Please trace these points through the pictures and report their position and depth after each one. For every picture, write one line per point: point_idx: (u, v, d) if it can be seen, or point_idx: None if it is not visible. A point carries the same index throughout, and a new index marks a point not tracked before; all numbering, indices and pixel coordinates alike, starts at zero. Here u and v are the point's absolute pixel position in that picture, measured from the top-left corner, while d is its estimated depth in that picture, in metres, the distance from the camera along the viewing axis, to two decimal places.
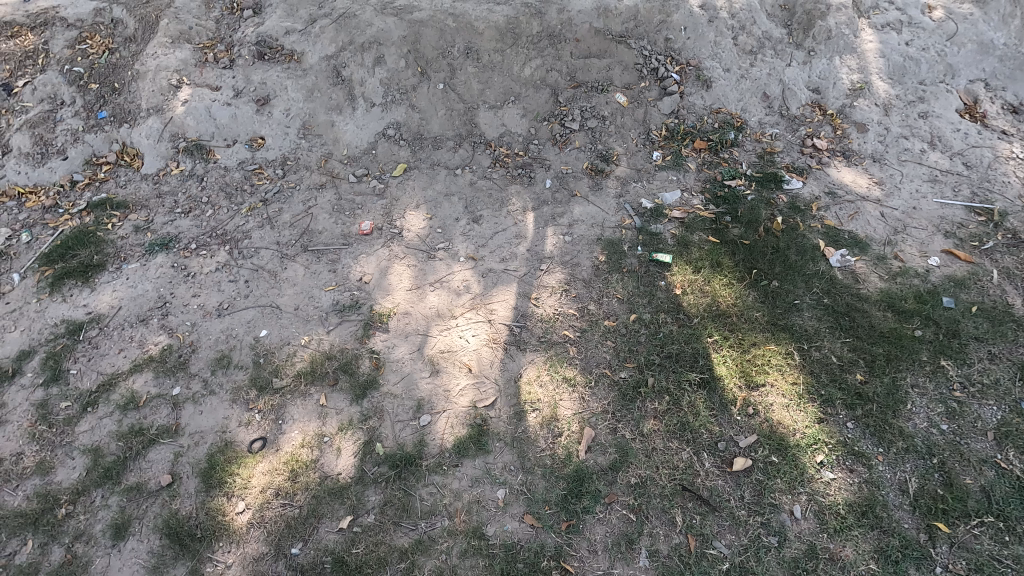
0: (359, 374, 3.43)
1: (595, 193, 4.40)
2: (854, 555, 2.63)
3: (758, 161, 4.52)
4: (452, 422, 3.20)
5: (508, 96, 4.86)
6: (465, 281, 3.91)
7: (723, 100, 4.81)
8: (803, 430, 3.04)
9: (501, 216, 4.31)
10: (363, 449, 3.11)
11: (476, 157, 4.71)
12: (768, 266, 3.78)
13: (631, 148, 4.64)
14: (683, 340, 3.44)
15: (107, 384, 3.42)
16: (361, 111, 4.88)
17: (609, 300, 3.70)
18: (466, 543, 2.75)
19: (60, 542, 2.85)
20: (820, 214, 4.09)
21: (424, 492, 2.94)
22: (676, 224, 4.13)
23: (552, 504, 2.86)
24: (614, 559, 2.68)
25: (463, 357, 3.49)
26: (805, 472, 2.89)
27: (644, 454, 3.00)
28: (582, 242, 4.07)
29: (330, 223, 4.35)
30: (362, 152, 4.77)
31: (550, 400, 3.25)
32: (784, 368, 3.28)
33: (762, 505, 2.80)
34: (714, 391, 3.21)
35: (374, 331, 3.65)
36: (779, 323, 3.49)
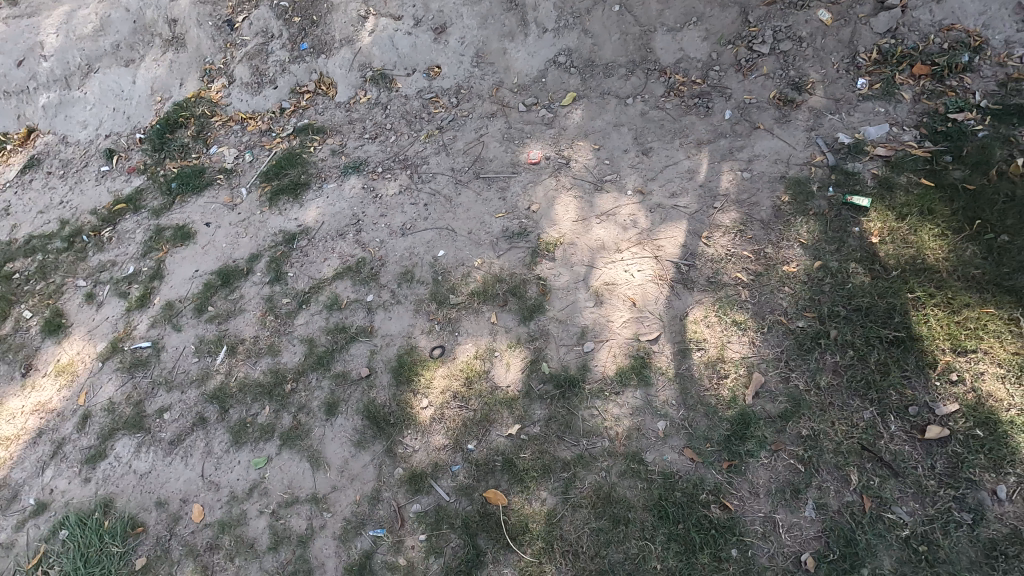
0: (526, 298, 3.64)
1: (781, 126, 4.01)
2: None
3: (998, 91, 3.75)
4: (615, 351, 3.30)
5: (690, 16, 4.50)
6: (633, 215, 3.87)
7: (959, 14, 3.99)
8: (1020, 407, 2.67)
9: (673, 148, 4.14)
10: (530, 367, 3.34)
11: (649, 85, 4.49)
12: (997, 217, 3.23)
13: (830, 75, 4.10)
14: (876, 294, 3.12)
15: (316, 287, 4.01)
16: (533, 37, 4.84)
17: (790, 244, 3.45)
18: (626, 465, 2.91)
19: (288, 411, 3.51)
20: None
21: (586, 413, 3.11)
22: (879, 163, 3.66)
23: (713, 442, 2.88)
24: (777, 504, 2.66)
25: (628, 290, 3.53)
26: (1017, 452, 2.57)
27: (819, 407, 2.86)
28: (763, 180, 3.79)
29: (501, 151, 4.50)
30: (532, 81, 4.79)
31: (717, 341, 3.20)
32: (1004, 336, 2.86)
33: (957, 479, 2.56)
34: (910, 351, 2.91)
35: (541, 259, 3.80)
36: (1004, 284, 3.00)
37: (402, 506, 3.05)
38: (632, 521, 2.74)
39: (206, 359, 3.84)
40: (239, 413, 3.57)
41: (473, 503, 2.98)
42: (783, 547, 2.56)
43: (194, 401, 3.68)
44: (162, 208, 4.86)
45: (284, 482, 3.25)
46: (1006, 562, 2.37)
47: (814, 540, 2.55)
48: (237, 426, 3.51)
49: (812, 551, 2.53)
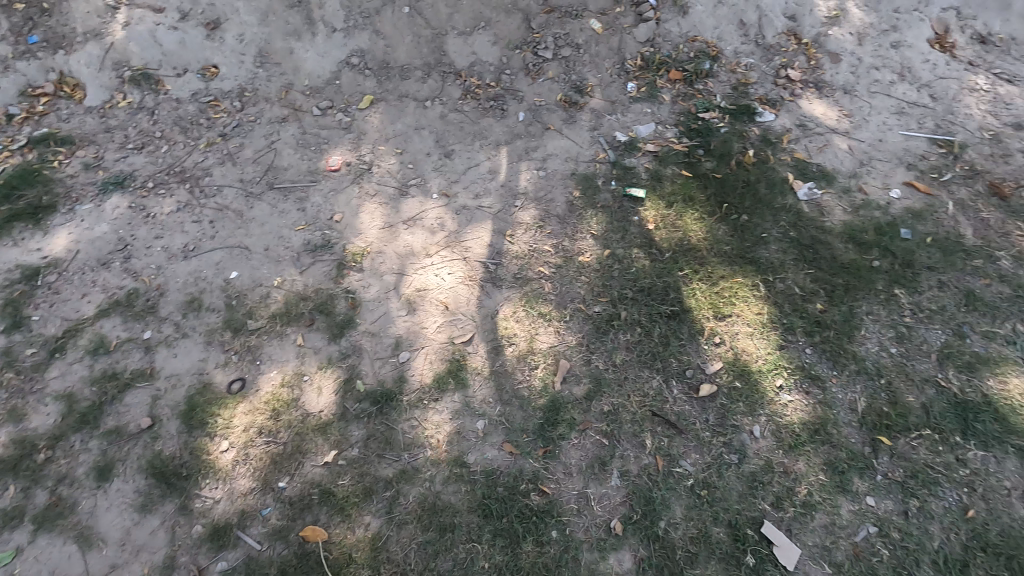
0: (335, 314, 3.44)
1: (569, 127, 4.32)
2: (806, 467, 2.86)
3: (732, 93, 4.46)
4: (431, 358, 3.27)
5: (479, 21, 4.63)
6: (439, 218, 3.87)
7: (699, 28, 4.68)
8: (765, 357, 3.20)
9: (474, 150, 4.22)
10: (344, 387, 3.16)
11: (446, 88, 4.52)
12: (738, 200, 3.84)
13: (606, 79, 4.52)
14: (655, 275, 3.52)
15: (73, 330, 3.35)
16: (321, 37, 4.57)
17: (583, 236, 3.73)
18: (448, 471, 2.90)
19: (43, 486, 2.88)
20: (789, 146, 4.11)
21: (406, 426, 3.04)
22: (649, 157, 4.13)
23: (529, 432, 3.00)
24: (588, 480, 2.86)
25: (439, 294, 3.52)
26: (765, 395, 3.08)
27: (616, 383, 3.14)
28: (556, 178, 4.04)
29: (296, 159, 4.19)
30: (325, 84, 4.53)
31: (526, 335, 3.34)
32: (750, 300, 3.41)
33: (725, 426, 2.99)
34: (684, 322, 3.33)
35: (349, 271, 3.62)
36: (747, 256, 3.58)
37: (205, 568, 2.69)
38: (457, 526, 2.74)
39: None
40: None
41: (290, 546, 2.73)
42: (596, 518, 2.76)
43: None
44: None
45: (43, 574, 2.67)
46: (764, 489, 2.80)
47: (620, 506, 2.79)
48: None
49: (619, 516, 2.76)
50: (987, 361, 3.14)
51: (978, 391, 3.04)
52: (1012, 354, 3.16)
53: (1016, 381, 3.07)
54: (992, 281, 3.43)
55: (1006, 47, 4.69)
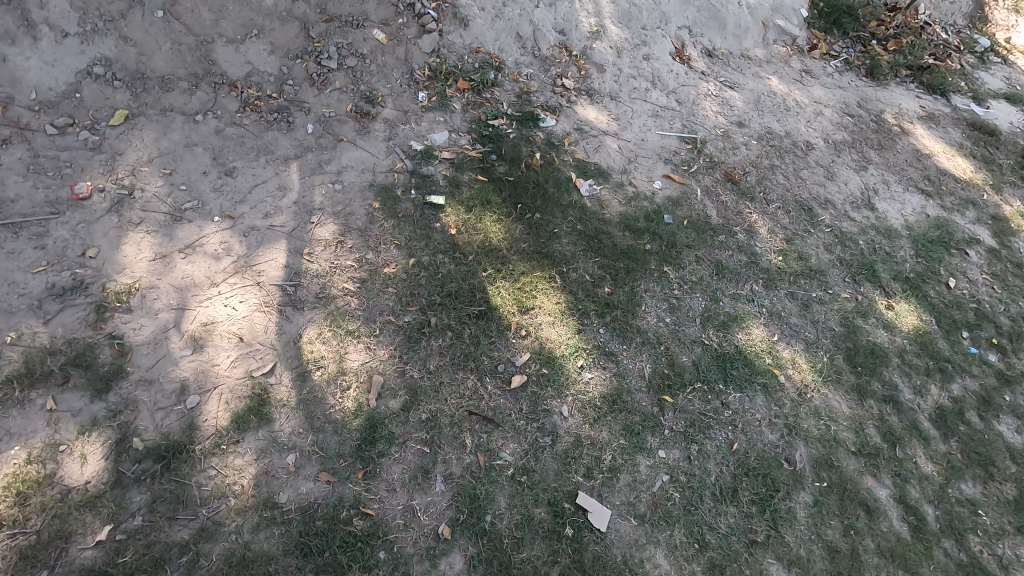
0: (97, 366, 2.92)
1: (362, 138, 4.24)
2: (609, 435, 3.16)
3: (517, 101, 4.77)
4: (226, 398, 2.95)
5: (250, 28, 4.28)
6: (224, 242, 3.51)
7: (481, 40, 4.92)
8: (566, 342, 3.47)
9: (259, 166, 3.92)
10: (116, 449, 2.70)
11: (220, 100, 4.14)
12: (530, 200, 4.12)
13: (396, 89, 4.53)
14: (461, 277, 3.61)
15: None
16: (47, 42, 3.83)
17: (386, 247, 3.68)
18: (257, 517, 2.64)
19: None
20: (571, 148, 4.53)
21: (201, 478, 2.70)
22: (446, 164, 4.22)
23: (346, 456, 2.87)
24: (412, 491, 2.82)
25: (232, 326, 3.20)
26: (570, 377, 3.34)
27: (433, 390, 3.15)
28: (354, 190, 3.93)
29: (27, 188, 3.48)
30: (60, 97, 3.83)
31: (335, 355, 3.19)
32: (549, 291, 3.67)
33: (538, 412, 3.17)
34: (492, 320, 3.47)
35: (112, 313, 3.10)
36: (543, 251, 3.85)
37: None
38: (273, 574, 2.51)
39: None
40: None
41: None
42: (424, 528, 2.73)
43: None
44: None
45: None
46: (576, 463, 3.03)
47: (447, 510, 2.80)
48: None
49: (447, 520, 2.77)
50: (736, 318, 3.79)
51: (731, 344, 3.66)
52: (753, 310, 3.86)
53: (757, 331, 3.75)
54: (734, 252, 4.14)
55: (726, 59, 5.72)
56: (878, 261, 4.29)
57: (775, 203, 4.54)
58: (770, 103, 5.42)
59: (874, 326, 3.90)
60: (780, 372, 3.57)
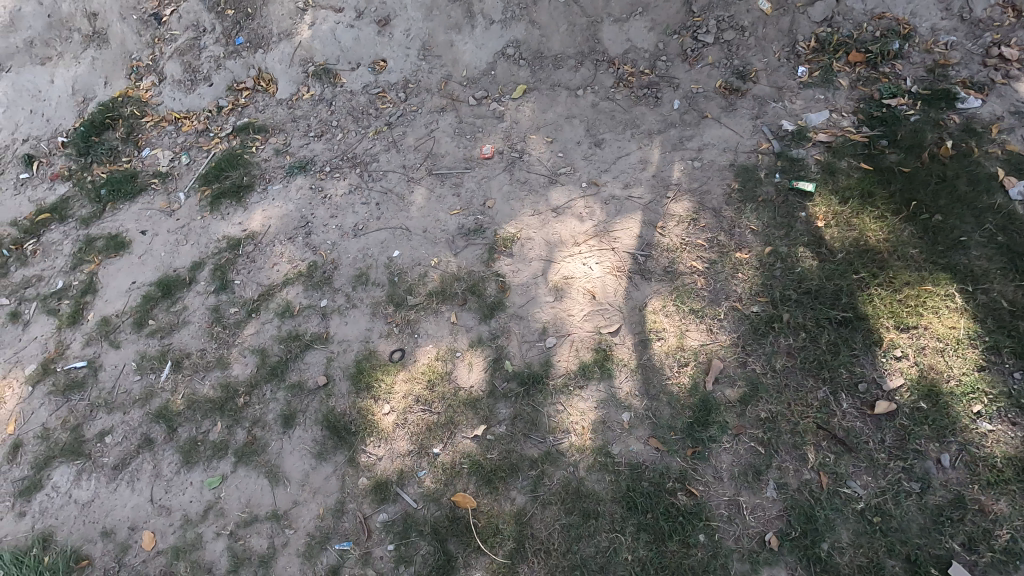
0: (486, 296, 3.59)
1: (728, 115, 4.09)
2: (1009, 509, 2.48)
3: (926, 76, 3.93)
4: (577, 347, 3.29)
5: (636, 7, 4.51)
6: (588, 208, 3.87)
7: (889, 3, 4.16)
8: (958, 378, 2.80)
9: (624, 139, 4.16)
10: (493, 366, 3.30)
11: (598, 77, 4.50)
12: (930, 197, 3.39)
13: (772, 64, 4.21)
14: (824, 276, 3.23)
15: (266, 294, 3.87)
16: (480, 29, 4.75)
17: (741, 231, 3.52)
18: (592, 459, 2.91)
19: (242, 425, 3.39)
20: (1001, 137, 3.54)
21: (551, 409, 3.10)
22: (821, 148, 3.78)
23: (677, 431, 2.92)
24: (741, 487, 2.72)
25: (587, 283, 3.53)
26: (958, 421, 2.70)
27: (775, 389, 2.94)
28: (713, 168, 3.85)
29: (453, 147, 4.42)
30: (481, 74, 4.72)
31: (676, 330, 3.24)
32: (942, 311, 3.00)
33: (906, 450, 2.68)
34: (857, 331, 3.02)
35: (499, 255, 3.76)
36: (939, 262, 3.16)
37: (368, 516, 2.99)
38: (601, 514, 2.76)
39: (150, 376, 3.68)
40: (188, 431, 3.43)
41: (442, 508, 2.94)
42: (748, 528, 2.62)
43: (138, 421, 3.52)
44: (91, 216, 4.62)
45: (240, 501, 3.15)
46: (952, 526, 2.48)
47: (776, 519, 2.62)
48: (187, 445, 3.37)
49: (775, 530, 2.60)
50: None
51: None
52: None
53: None
54: None
55: None
56: None
57: None
58: None
59: None
60: None
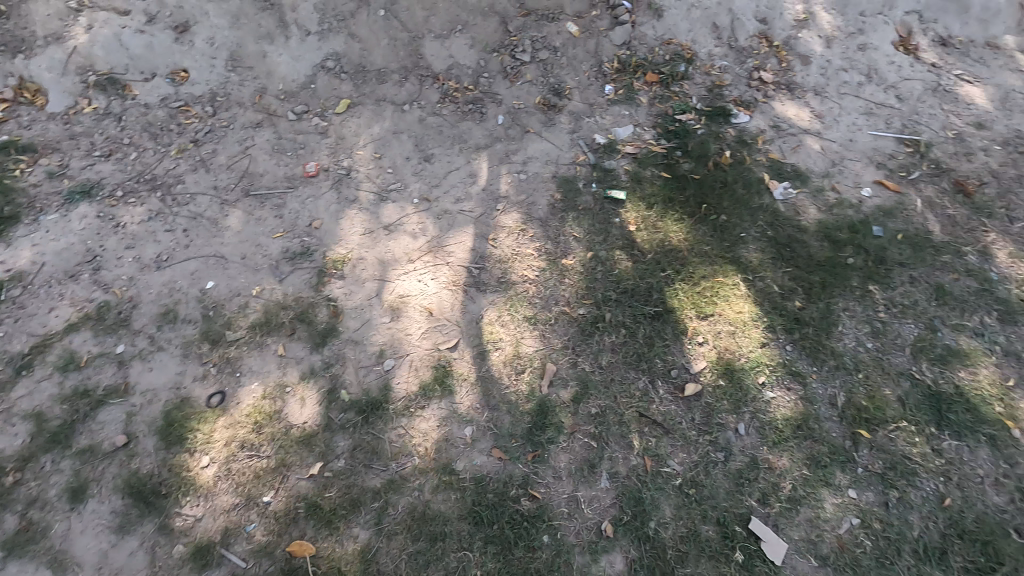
0: (317, 323, 3.38)
1: (548, 129, 4.33)
2: (790, 463, 2.91)
3: (707, 95, 4.52)
4: (416, 366, 3.23)
5: (455, 24, 4.60)
6: (420, 223, 3.83)
7: (674, 31, 4.74)
8: (747, 355, 3.25)
9: (453, 154, 4.20)
10: (327, 397, 3.11)
11: (424, 91, 4.49)
12: (716, 200, 3.90)
13: (583, 82, 4.55)
14: (638, 276, 3.55)
15: (41, 345, 3.25)
16: (295, 40, 4.49)
17: (566, 239, 3.74)
18: (437, 479, 2.87)
19: (14, 510, 2.79)
20: (765, 147, 4.20)
21: (392, 434, 3.00)
22: (629, 159, 4.16)
23: (517, 437, 2.99)
24: (578, 483, 2.86)
25: (423, 301, 3.48)
26: (749, 393, 3.12)
27: (603, 385, 3.15)
28: (537, 180, 4.05)
29: (272, 165, 4.11)
30: (300, 88, 4.46)
31: (512, 339, 3.33)
32: (731, 298, 3.46)
33: (711, 425, 3.03)
34: (667, 323, 3.36)
35: (330, 278, 3.56)
36: (726, 256, 3.64)
37: None
38: (449, 534, 2.72)
39: None
40: None
41: (276, 561, 2.68)
42: (586, 521, 2.76)
43: None
44: None
45: None
46: (750, 486, 2.85)
47: (610, 508, 2.80)
48: None
49: (610, 518, 2.77)
50: (958, 353, 3.25)
51: (950, 382, 3.15)
52: (981, 346, 3.28)
53: (986, 372, 3.18)
54: (960, 276, 3.54)
55: (966, 49, 4.87)
56: None
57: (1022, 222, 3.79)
58: (1022, 100, 4.52)
59: None
60: (1014, 424, 3.00)
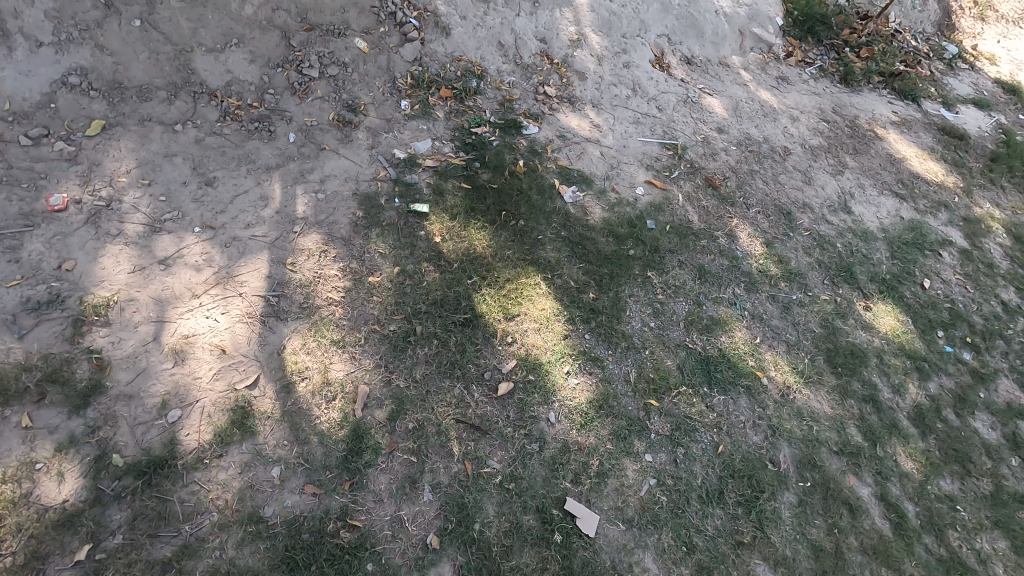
0: (75, 381, 2.86)
1: (345, 146, 4.22)
2: (596, 440, 3.18)
3: (499, 109, 4.79)
4: (209, 412, 2.90)
5: (230, 38, 4.27)
6: (204, 254, 3.47)
7: (463, 48, 4.94)
8: (551, 348, 3.48)
9: (240, 176, 3.89)
10: (94, 467, 2.65)
11: (199, 110, 4.10)
12: (515, 207, 4.13)
13: (378, 97, 4.53)
14: (446, 285, 3.61)
15: None
16: (21, 52, 3.79)
17: (371, 256, 3.67)
18: (242, 532, 2.60)
19: None
20: (553, 155, 4.56)
21: (183, 493, 2.65)
22: (430, 172, 4.23)
23: (332, 468, 2.84)
24: (400, 502, 2.80)
25: (213, 338, 3.15)
26: (556, 383, 3.35)
27: (419, 398, 3.14)
28: (337, 199, 3.91)
29: (0, 200, 3.41)
30: (35, 108, 3.77)
31: (320, 366, 3.16)
32: (534, 297, 3.68)
33: (525, 419, 3.18)
34: (477, 327, 3.47)
35: (90, 327, 3.05)
36: (527, 258, 3.87)
37: None
38: None
39: None
40: None
41: None
42: (411, 539, 2.71)
43: None
44: None
45: None
46: (563, 469, 3.04)
47: (435, 520, 2.78)
48: None
49: (435, 530, 2.75)
50: (719, 322, 3.84)
51: (715, 347, 3.70)
52: (735, 313, 3.91)
53: (740, 334, 3.81)
54: (715, 256, 4.20)
55: (705, 67, 5.82)
56: (855, 264, 4.40)
57: (755, 207, 4.62)
58: (747, 109, 5.52)
59: (853, 326, 4.00)
60: (763, 374, 3.63)
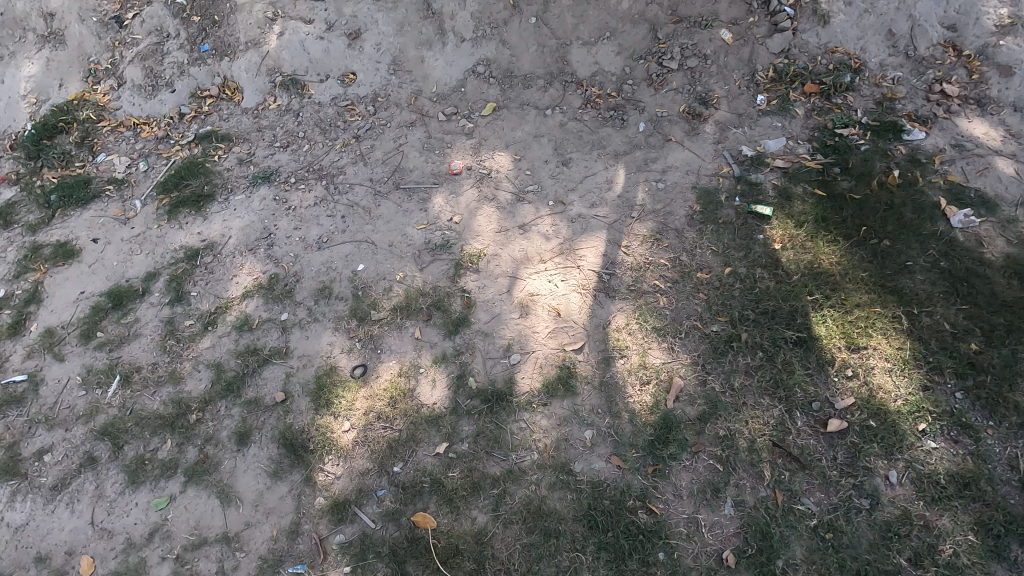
0: (451, 312, 3.58)
1: (690, 139, 4.21)
2: (952, 524, 2.57)
3: (875, 109, 4.13)
4: (540, 364, 3.30)
5: (603, 31, 4.63)
6: (553, 225, 3.91)
7: (841, 38, 4.38)
8: (904, 397, 2.92)
9: (591, 159, 4.23)
10: (456, 382, 3.28)
11: (567, 97, 4.58)
12: (879, 223, 3.55)
13: (733, 91, 4.37)
14: (781, 297, 3.33)
15: (223, 307, 3.76)
16: (450, 46, 4.79)
17: (702, 252, 3.61)
18: (554, 477, 2.91)
19: (193, 444, 3.26)
20: (943, 168, 3.75)
21: (514, 427, 3.09)
22: (778, 173, 3.92)
23: (638, 448, 2.94)
24: (699, 505, 2.75)
25: (551, 300, 3.55)
26: (905, 439, 2.81)
27: (734, 408, 3.00)
28: (676, 191, 3.95)
29: (421, 161, 4.41)
30: (451, 91, 4.75)
31: (639, 349, 3.28)
32: (889, 332, 3.13)
33: (856, 467, 2.76)
34: (811, 350, 3.13)
35: (465, 271, 3.75)
36: (887, 285, 3.30)
37: (324, 538, 2.90)
38: (562, 533, 2.75)
39: (95, 391, 3.51)
40: (135, 449, 3.28)
41: (401, 529, 2.88)
42: (706, 546, 2.65)
43: (81, 439, 3.35)
44: (39, 223, 4.43)
45: (189, 523, 3.02)
46: (899, 542, 2.56)
47: (734, 537, 2.66)
48: (134, 465, 3.22)
49: (732, 548, 2.63)
50: None
51: None
52: None
53: None
54: None
55: None
56: None
57: None
58: None
59: None
60: None
